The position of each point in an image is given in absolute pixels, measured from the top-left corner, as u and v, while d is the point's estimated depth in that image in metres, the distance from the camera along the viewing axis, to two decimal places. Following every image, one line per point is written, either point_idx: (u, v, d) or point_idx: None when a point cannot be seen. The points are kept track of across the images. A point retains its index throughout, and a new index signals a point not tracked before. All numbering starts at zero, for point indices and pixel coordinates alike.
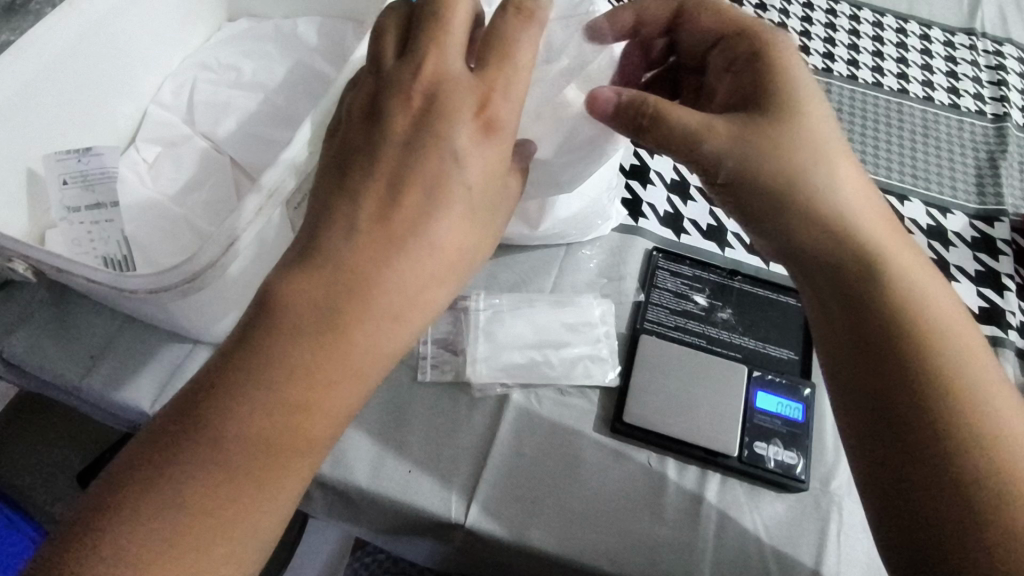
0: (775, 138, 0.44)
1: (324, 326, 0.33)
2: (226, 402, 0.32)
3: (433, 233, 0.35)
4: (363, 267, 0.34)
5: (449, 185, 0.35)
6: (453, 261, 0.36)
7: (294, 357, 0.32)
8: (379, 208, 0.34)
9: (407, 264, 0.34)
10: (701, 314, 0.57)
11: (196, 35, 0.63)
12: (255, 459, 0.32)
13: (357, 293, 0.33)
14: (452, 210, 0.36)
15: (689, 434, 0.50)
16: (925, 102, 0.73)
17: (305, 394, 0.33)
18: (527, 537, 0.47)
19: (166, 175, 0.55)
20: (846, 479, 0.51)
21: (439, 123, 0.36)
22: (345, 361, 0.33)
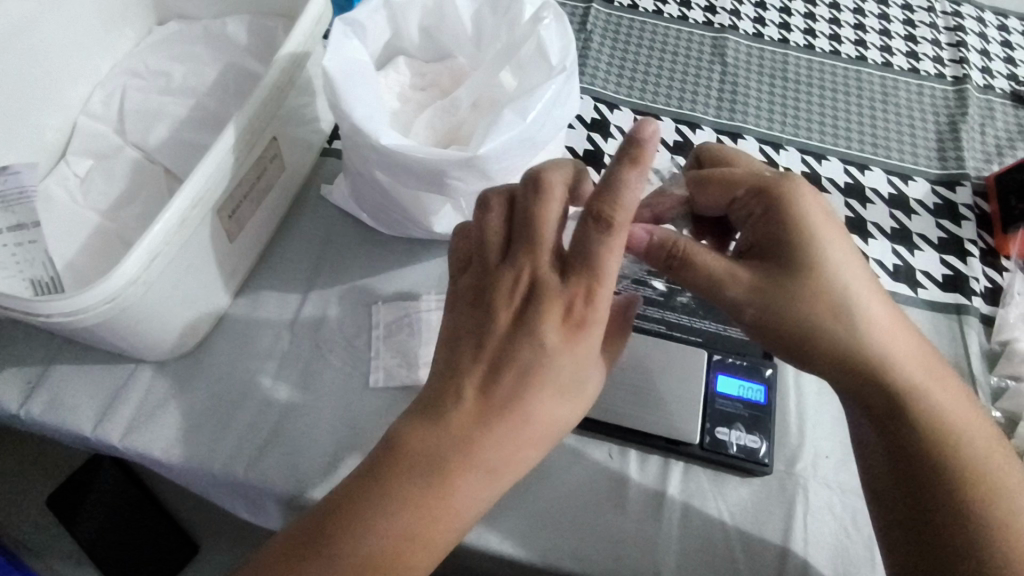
0: (802, 294, 0.40)
1: (430, 495, 0.35)
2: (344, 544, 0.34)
3: (526, 413, 0.36)
4: (467, 442, 0.35)
5: (542, 377, 0.36)
6: (543, 433, 0.37)
7: (403, 516, 0.34)
8: (480, 386, 0.36)
9: (505, 443, 0.36)
10: (660, 299, 0.55)
11: (125, 40, 0.61)
12: None
13: (458, 468, 0.35)
14: (546, 391, 0.36)
15: (649, 424, 0.49)
16: (884, 69, 0.72)
17: (402, 547, 0.34)
18: (487, 540, 0.46)
19: (97, 190, 0.53)
20: (811, 459, 0.50)
21: (534, 319, 0.36)
22: (446, 527, 0.35)
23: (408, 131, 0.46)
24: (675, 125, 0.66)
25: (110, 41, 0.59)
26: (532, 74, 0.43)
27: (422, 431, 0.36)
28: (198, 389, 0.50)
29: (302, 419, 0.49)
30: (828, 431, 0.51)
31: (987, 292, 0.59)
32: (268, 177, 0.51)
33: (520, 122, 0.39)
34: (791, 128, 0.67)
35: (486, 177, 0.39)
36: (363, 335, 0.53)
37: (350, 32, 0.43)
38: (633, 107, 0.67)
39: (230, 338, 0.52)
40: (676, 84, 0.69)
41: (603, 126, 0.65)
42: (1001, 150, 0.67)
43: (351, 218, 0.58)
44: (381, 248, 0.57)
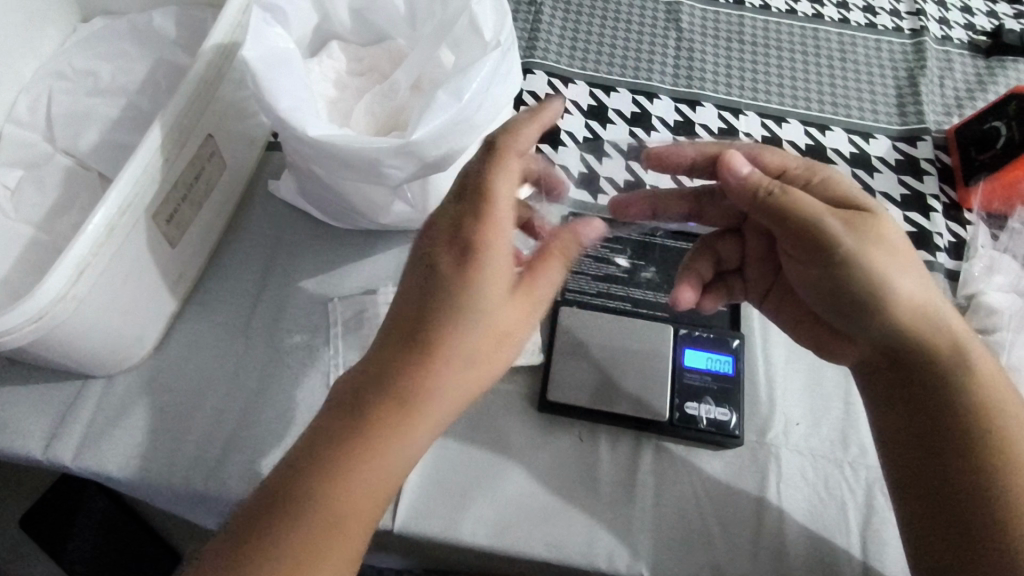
0: (881, 247, 0.42)
1: (383, 425, 0.35)
2: (310, 472, 0.35)
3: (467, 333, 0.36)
4: (417, 364, 0.36)
5: (497, 282, 0.37)
6: (496, 349, 0.38)
7: (362, 442, 0.35)
8: (421, 318, 0.36)
9: (453, 358, 0.36)
10: (624, 276, 0.53)
11: (48, 41, 0.57)
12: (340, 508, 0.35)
13: (411, 394, 0.35)
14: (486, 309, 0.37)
15: (617, 405, 0.48)
16: (841, 25, 0.71)
17: (364, 476, 0.35)
18: (459, 534, 0.45)
19: (28, 201, 0.51)
20: (782, 427, 0.50)
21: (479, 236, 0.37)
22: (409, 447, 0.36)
23: (347, 121, 0.44)
24: (631, 96, 0.64)
25: (31, 42, 0.56)
26: (467, 53, 0.41)
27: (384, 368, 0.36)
28: (151, 401, 0.48)
29: (262, 424, 0.47)
30: (797, 397, 0.51)
31: (952, 246, 0.58)
32: (208, 177, 0.49)
33: (455, 104, 0.37)
34: (750, 91, 0.66)
35: (423, 164, 0.38)
36: (320, 333, 0.51)
37: (274, 20, 0.41)
38: (588, 80, 0.65)
39: (181, 347, 0.50)
40: (631, 54, 0.67)
41: (558, 101, 0.63)
42: (961, 101, 0.66)
43: (301, 213, 0.56)
44: (334, 242, 0.55)
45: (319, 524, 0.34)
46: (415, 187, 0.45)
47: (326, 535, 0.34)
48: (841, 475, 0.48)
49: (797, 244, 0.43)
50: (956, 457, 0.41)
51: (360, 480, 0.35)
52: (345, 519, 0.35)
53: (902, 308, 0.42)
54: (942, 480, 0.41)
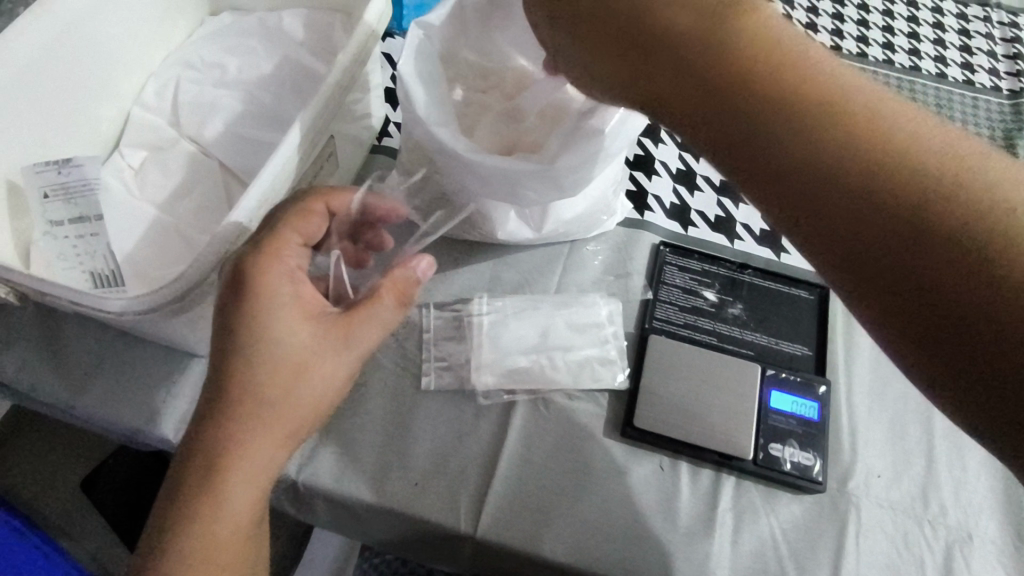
0: (809, 112, 0.28)
1: (211, 475, 0.37)
2: (173, 527, 0.37)
3: (253, 360, 0.39)
4: (230, 400, 0.38)
5: (271, 307, 0.40)
6: (303, 369, 0.40)
7: (201, 499, 0.37)
8: (229, 350, 0.39)
9: (253, 387, 0.39)
10: (711, 310, 0.55)
11: (177, 30, 0.60)
12: (191, 558, 0.37)
13: (234, 435, 0.38)
14: (270, 336, 0.39)
15: (703, 439, 0.48)
16: (938, 80, 0.70)
17: (212, 529, 0.37)
18: (539, 548, 0.46)
19: (152, 182, 0.53)
20: (863, 478, 0.49)
21: (265, 270, 0.40)
22: (252, 476, 0.38)
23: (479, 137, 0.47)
24: None
25: (164, 31, 0.59)
26: None
27: (205, 416, 0.38)
28: None
29: (353, 418, 0.49)
30: (881, 449, 0.51)
31: None
32: (324, 176, 0.51)
33: (595, 137, 0.40)
34: None
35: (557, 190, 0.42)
36: (414, 337, 0.53)
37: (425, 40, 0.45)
38: None
39: None
40: None
41: (653, 130, 0.64)
42: None
43: None
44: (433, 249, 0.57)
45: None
46: (536, 213, 0.52)
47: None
48: (920, 533, 0.48)
49: (677, 91, 0.31)
50: (949, 209, 0.25)
51: (212, 532, 0.37)
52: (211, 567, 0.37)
53: (746, 24, 0.30)
54: (902, 266, 0.25)
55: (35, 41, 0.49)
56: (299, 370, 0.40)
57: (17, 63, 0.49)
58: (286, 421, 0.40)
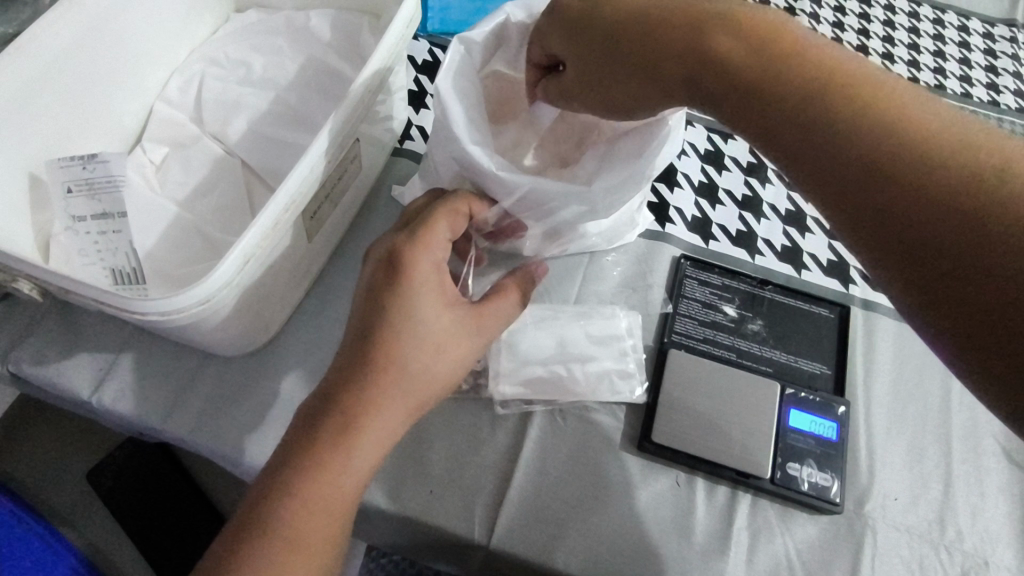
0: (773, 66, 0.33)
1: (337, 448, 0.36)
2: (275, 502, 0.35)
3: (424, 337, 0.39)
4: (377, 373, 0.38)
5: (418, 286, 0.39)
6: (436, 354, 0.40)
7: (315, 475, 0.36)
8: (373, 327, 0.38)
9: (412, 363, 0.39)
10: (731, 325, 0.55)
11: (203, 26, 0.60)
12: (292, 534, 0.35)
13: (361, 408, 0.37)
14: (442, 318, 0.40)
15: (720, 456, 0.48)
16: (963, 100, 0.69)
17: (318, 505, 0.36)
18: (554, 560, 0.46)
19: (174, 179, 0.53)
20: (880, 500, 0.49)
21: (412, 253, 0.40)
22: (374, 452, 0.37)
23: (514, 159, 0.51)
24: (748, 146, 0.65)
25: (190, 27, 0.59)
26: None
27: (326, 398, 0.37)
28: (266, 388, 0.49)
29: None
30: (898, 473, 0.50)
31: None
32: (348, 178, 0.51)
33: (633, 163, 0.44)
34: None
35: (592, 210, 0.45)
36: None
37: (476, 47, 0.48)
38: (707, 124, 0.66)
39: (296, 338, 0.51)
40: None
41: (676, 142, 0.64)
42: None
43: None
44: None
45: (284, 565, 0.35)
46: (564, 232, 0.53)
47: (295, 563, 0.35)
48: (936, 558, 0.47)
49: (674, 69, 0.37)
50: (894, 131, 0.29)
51: (319, 511, 0.36)
52: (308, 550, 0.35)
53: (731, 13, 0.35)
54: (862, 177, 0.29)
55: (64, 34, 0.49)
56: (439, 348, 0.40)
57: (45, 55, 0.48)
58: (416, 398, 0.39)
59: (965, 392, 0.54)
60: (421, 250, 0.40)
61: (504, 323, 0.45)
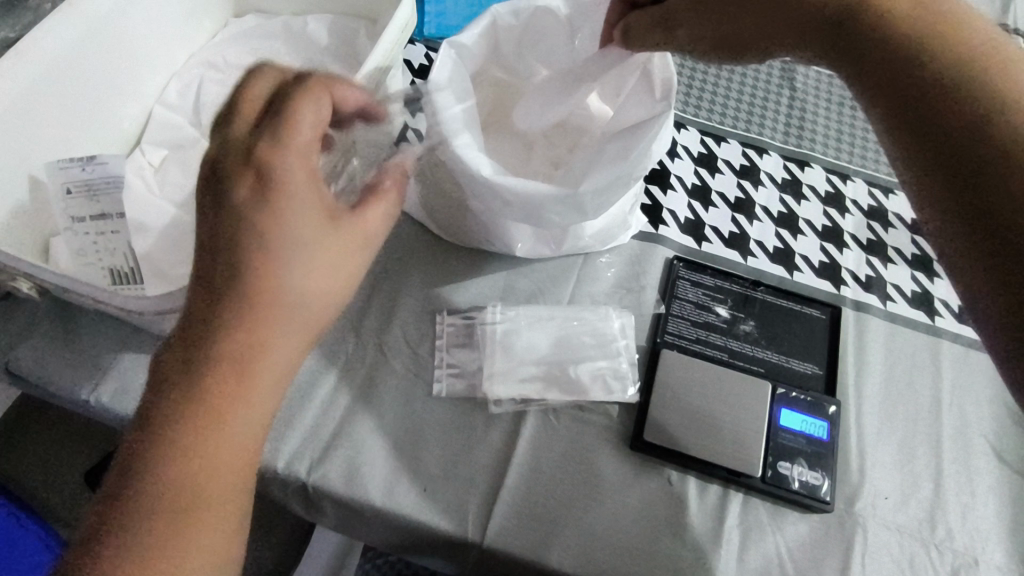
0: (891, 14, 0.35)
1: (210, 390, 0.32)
2: (148, 465, 0.31)
3: (297, 249, 0.34)
4: (244, 304, 0.33)
5: (286, 188, 0.35)
6: (326, 265, 0.36)
7: (196, 429, 0.32)
8: (228, 239, 0.34)
9: (289, 281, 0.34)
10: (723, 326, 0.55)
11: (202, 31, 0.61)
12: (175, 499, 0.31)
13: (244, 339, 0.33)
14: (314, 220, 0.35)
15: (712, 455, 0.49)
16: None
17: (204, 463, 0.32)
18: (546, 558, 0.46)
19: (173, 180, 0.54)
20: (871, 499, 0.49)
21: (268, 151, 0.35)
22: (253, 393, 0.33)
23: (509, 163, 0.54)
24: (741, 149, 0.65)
25: (189, 31, 0.60)
26: (634, 103, 0.49)
27: (193, 331, 0.33)
28: None
29: (364, 421, 0.49)
30: (889, 472, 0.51)
31: None
32: None
33: (625, 162, 0.45)
34: (860, 159, 0.66)
35: (581, 214, 0.46)
36: (427, 342, 0.53)
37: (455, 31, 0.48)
38: (700, 128, 0.66)
39: None
40: (743, 107, 0.68)
41: (670, 145, 0.65)
42: None
43: (418, 224, 0.59)
44: (448, 256, 0.58)
45: (162, 535, 0.30)
46: (557, 232, 0.54)
47: (184, 539, 0.31)
48: (927, 556, 0.48)
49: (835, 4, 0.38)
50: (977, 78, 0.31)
51: (210, 466, 0.32)
52: (200, 517, 0.31)
53: None
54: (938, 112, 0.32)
55: (65, 37, 0.50)
56: (316, 256, 0.35)
57: (44, 60, 0.49)
58: (294, 319, 0.34)
59: (956, 393, 0.54)
60: (280, 153, 0.35)
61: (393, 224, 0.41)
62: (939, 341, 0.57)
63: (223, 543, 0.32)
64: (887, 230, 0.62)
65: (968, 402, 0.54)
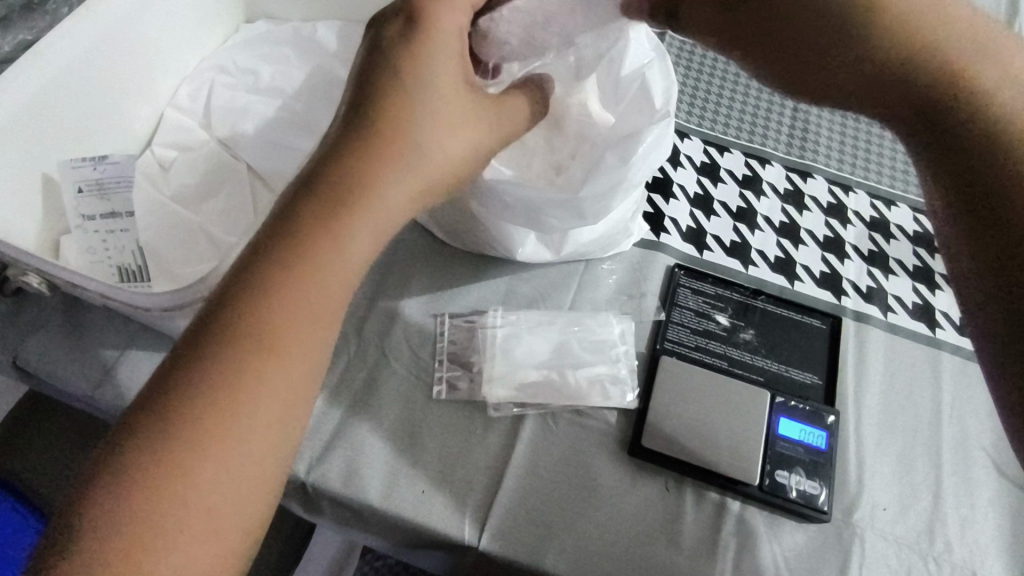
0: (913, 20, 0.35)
1: (331, 232, 0.33)
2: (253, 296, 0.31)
3: (430, 96, 0.37)
4: (364, 144, 0.35)
5: (429, 72, 0.37)
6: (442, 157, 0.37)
7: (303, 267, 0.32)
8: (372, 106, 0.36)
9: (420, 147, 0.36)
10: (723, 334, 0.56)
11: (213, 35, 0.63)
12: (264, 333, 0.31)
13: (364, 197, 0.34)
14: (450, 83, 0.38)
15: (710, 462, 0.49)
16: None
17: (302, 309, 0.32)
18: (542, 562, 0.46)
19: (182, 181, 0.54)
20: (869, 509, 0.49)
21: (426, 37, 0.38)
22: (356, 242, 0.33)
23: (514, 166, 0.52)
24: (744, 159, 0.66)
25: (201, 36, 0.61)
26: (635, 112, 0.50)
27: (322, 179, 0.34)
28: None
29: (365, 422, 0.50)
30: (887, 483, 0.51)
31: None
32: None
33: (621, 166, 0.46)
34: (864, 169, 0.66)
35: (580, 218, 0.48)
36: (427, 345, 0.54)
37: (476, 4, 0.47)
38: (704, 137, 0.67)
39: None
40: (748, 116, 0.69)
41: (673, 154, 0.66)
42: None
43: (423, 229, 0.60)
44: (450, 259, 0.58)
45: (253, 367, 0.31)
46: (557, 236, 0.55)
47: (257, 389, 0.31)
48: (926, 568, 0.47)
49: None
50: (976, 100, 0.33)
51: (312, 313, 0.32)
52: (288, 358, 0.31)
53: None
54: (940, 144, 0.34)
55: (79, 40, 0.51)
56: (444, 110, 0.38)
57: (62, 60, 0.50)
58: (408, 162, 0.36)
59: (956, 404, 0.54)
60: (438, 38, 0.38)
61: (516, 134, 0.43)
62: (939, 352, 0.57)
63: (302, 387, 0.32)
64: (889, 241, 0.62)
65: (968, 414, 0.54)
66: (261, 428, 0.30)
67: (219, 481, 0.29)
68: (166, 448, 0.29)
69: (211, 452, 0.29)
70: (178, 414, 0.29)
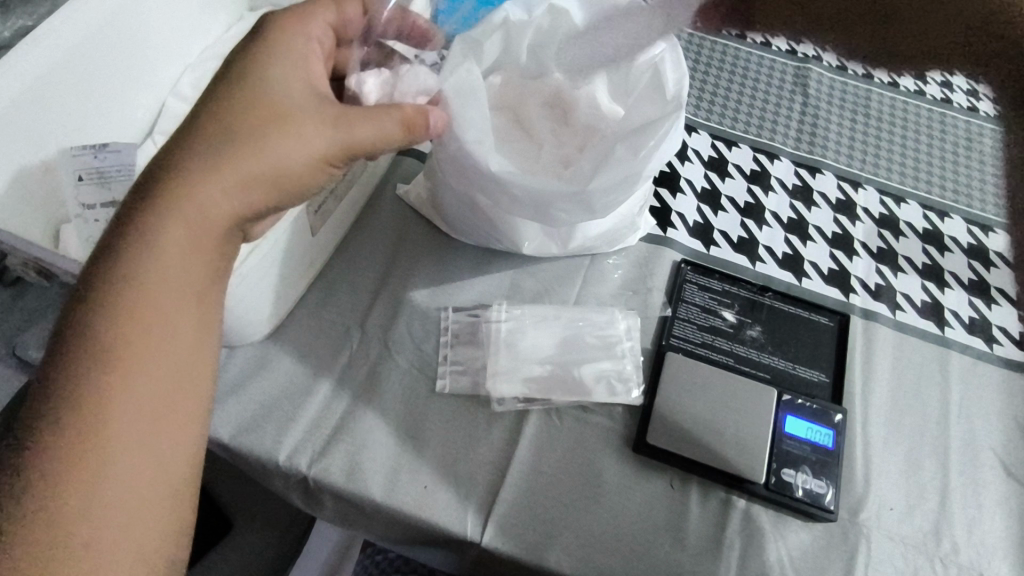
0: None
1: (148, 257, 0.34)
2: (88, 336, 0.32)
3: (249, 120, 0.38)
4: (193, 161, 0.37)
5: (260, 104, 0.39)
6: (277, 178, 0.39)
7: (127, 296, 0.33)
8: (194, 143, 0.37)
9: (240, 167, 0.37)
10: (729, 331, 0.55)
11: (217, 23, 0.62)
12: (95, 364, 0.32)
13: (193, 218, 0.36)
14: (283, 99, 0.40)
15: (716, 460, 0.48)
16: (970, 113, 0.70)
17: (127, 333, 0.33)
18: (545, 560, 0.45)
19: None
20: (876, 509, 0.49)
21: (255, 71, 0.40)
22: (188, 251, 0.36)
23: (520, 159, 0.52)
24: (752, 153, 0.65)
25: (205, 24, 0.61)
26: (647, 105, 0.49)
27: (147, 215, 0.35)
28: (270, 377, 0.50)
29: (368, 416, 0.49)
30: (894, 483, 0.50)
31: None
32: (352, 176, 0.54)
33: (631, 158, 0.46)
34: (873, 165, 0.66)
35: (590, 212, 0.47)
36: (431, 339, 0.53)
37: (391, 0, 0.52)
38: (711, 131, 0.66)
39: (297, 330, 0.53)
40: (756, 110, 0.68)
41: (680, 148, 0.65)
42: None
43: (426, 221, 0.59)
44: (454, 252, 0.58)
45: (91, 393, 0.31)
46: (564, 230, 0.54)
47: (113, 408, 0.32)
48: (932, 569, 0.47)
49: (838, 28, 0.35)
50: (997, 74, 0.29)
51: (140, 331, 0.33)
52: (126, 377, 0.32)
53: None
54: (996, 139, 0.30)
55: (82, 26, 0.50)
56: (278, 119, 0.39)
57: (62, 45, 0.49)
58: (245, 170, 0.37)
59: (965, 404, 0.54)
60: (271, 79, 0.40)
61: (385, 147, 0.43)
62: (949, 351, 0.56)
63: (147, 404, 0.33)
64: (898, 238, 0.62)
65: (977, 414, 0.53)
66: (128, 445, 0.31)
67: (86, 516, 0.30)
68: (43, 482, 0.29)
69: (65, 493, 0.30)
70: (39, 461, 0.30)
